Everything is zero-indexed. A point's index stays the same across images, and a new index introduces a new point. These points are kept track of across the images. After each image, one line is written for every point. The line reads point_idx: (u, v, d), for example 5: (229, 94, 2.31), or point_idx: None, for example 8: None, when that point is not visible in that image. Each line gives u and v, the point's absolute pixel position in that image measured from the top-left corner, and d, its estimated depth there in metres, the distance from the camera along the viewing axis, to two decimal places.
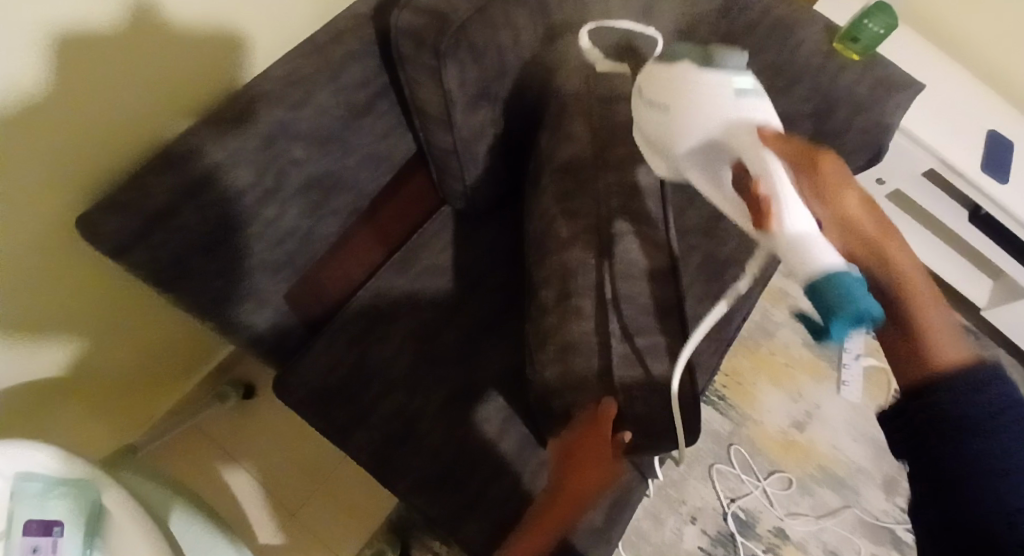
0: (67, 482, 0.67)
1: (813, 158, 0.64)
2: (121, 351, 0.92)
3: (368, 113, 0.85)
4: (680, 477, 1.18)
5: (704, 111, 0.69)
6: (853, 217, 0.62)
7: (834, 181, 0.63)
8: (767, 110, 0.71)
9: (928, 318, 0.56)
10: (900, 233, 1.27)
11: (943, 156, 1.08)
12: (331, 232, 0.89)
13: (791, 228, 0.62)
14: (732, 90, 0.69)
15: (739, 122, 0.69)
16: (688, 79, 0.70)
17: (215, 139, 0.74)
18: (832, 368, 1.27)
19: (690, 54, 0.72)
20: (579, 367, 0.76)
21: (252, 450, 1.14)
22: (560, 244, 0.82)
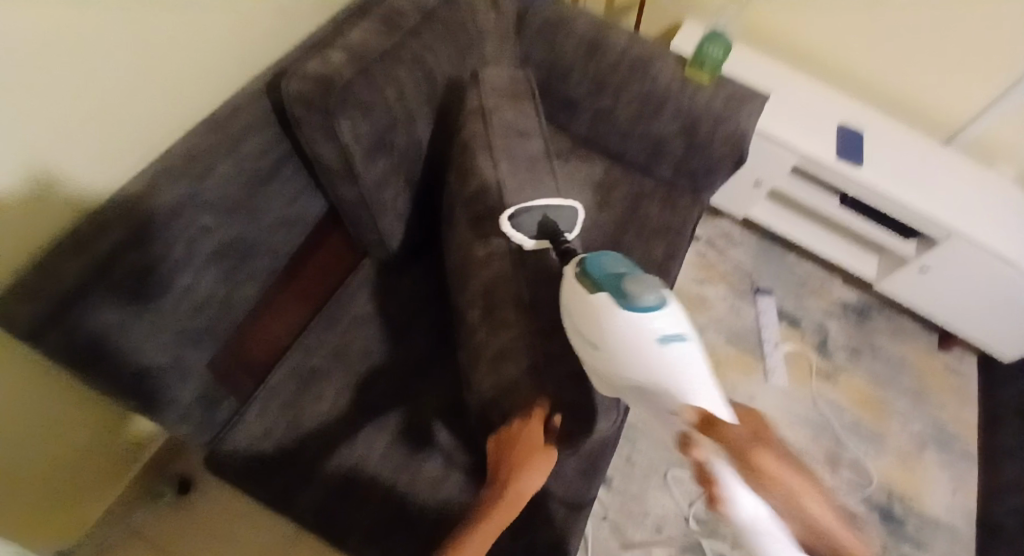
0: None
1: (752, 460, 0.57)
2: (51, 457, 0.89)
3: (273, 178, 0.91)
4: (639, 490, 1.20)
5: (626, 359, 0.68)
6: (823, 522, 0.52)
7: (779, 470, 0.55)
8: (692, 364, 0.68)
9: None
10: (786, 226, 1.38)
11: (802, 150, 1.22)
12: (250, 295, 0.93)
13: (743, 516, 0.56)
14: (654, 340, 0.68)
15: (661, 382, 0.67)
16: (608, 321, 0.69)
17: (119, 218, 0.77)
18: (758, 360, 1.33)
19: (609, 284, 0.71)
20: (509, 373, 0.81)
21: (197, 548, 1.10)
22: (479, 265, 0.88)
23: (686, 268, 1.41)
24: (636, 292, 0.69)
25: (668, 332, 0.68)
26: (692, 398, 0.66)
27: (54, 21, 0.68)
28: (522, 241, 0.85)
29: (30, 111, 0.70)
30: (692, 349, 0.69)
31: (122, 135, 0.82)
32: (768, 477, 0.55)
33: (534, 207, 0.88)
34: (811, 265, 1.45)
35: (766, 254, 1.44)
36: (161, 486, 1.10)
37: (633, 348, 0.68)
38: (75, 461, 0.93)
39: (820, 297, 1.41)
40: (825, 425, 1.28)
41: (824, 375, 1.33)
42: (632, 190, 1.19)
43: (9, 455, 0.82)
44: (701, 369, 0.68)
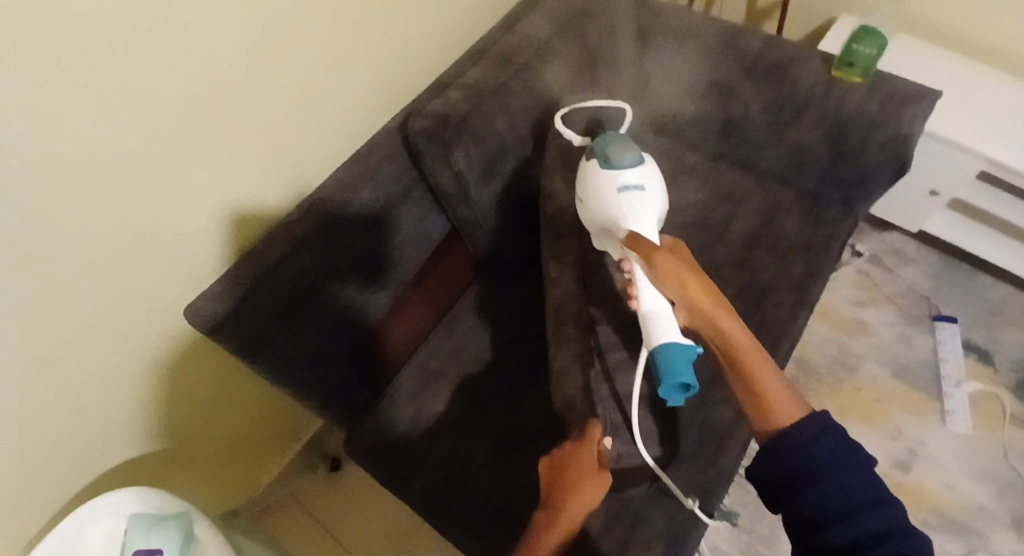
0: (166, 517, 0.83)
1: (651, 255, 0.76)
2: (231, 430, 1.10)
3: (405, 200, 1.02)
4: (769, 532, 1.12)
5: (595, 205, 0.82)
6: (693, 297, 0.74)
7: (671, 264, 0.75)
8: (645, 206, 0.80)
9: (766, 378, 0.69)
10: (972, 242, 1.19)
11: (988, 154, 1.04)
12: (384, 302, 1.04)
13: (645, 304, 0.77)
14: (616, 188, 0.81)
15: (616, 217, 0.81)
16: (588, 173, 0.83)
17: (283, 235, 0.93)
18: (933, 400, 1.15)
19: (598, 148, 0.83)
20: (569, 389, 0.85)
21: (343, 519, 1.25)
22: (551, 282, 0.91)
23: (843, 287, 1.28)
24: (615, 154, 0.81)
25: (631, 184, 0.81)
26: (635, 226, 0.80)
27: (230, 80, 0.82)
28: (571, 137, 0.91)
29: (214, 149, 0.84)
30: (651, 199, 0.82)
31: (286, 174, 0.98)
32: (661, 270, 0.75)
33: (583, 110, 0.99)
34: (1009, 289, 1.24)
35: (949, 274, 1.26)
36: (316, 460, 1.27)
37: (602, 197, 0.81)
38: (250, 428, 1.13)
39: (1020, 328, 1.20)
40: (1016, 482, 1.08)
41: (1021, 422, 1.12)
42: (767, 205, 1.11)
43: (196, 423, 1.03)
44: (652, 215, 0.81)
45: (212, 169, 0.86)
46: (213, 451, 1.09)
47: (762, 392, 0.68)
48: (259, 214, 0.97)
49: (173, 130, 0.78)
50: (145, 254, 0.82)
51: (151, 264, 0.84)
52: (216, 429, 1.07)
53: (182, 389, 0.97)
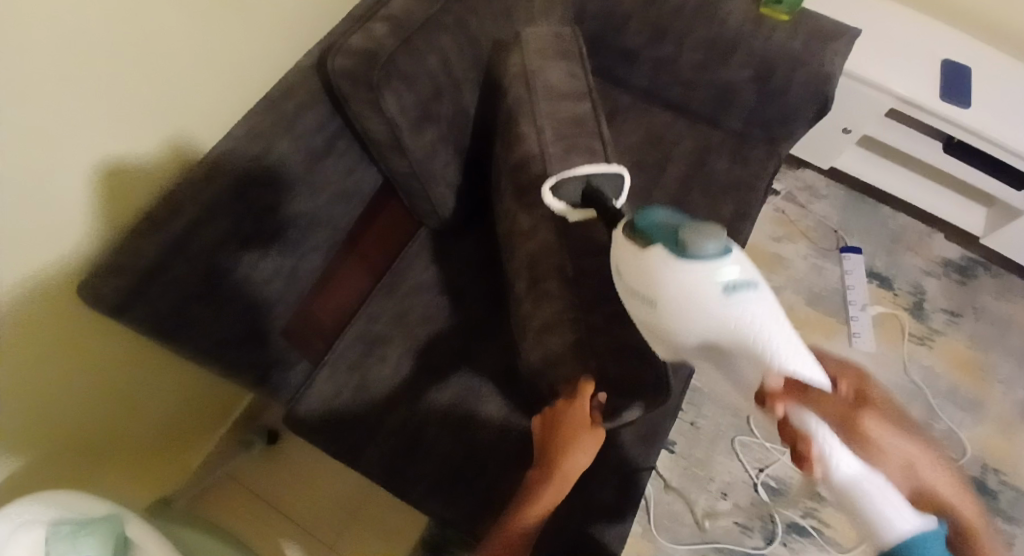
0: (94, 520, 0.73)
1: (854, 422, 0.62)
2: (142, 414, 1.00)
3: (329, 154, 0.93)
4: (704, 456, 1.16)
5: (698, 319, 0.64)
6: (925, 476, 0.62)
7: (882, 434, 0.62)
8: (764, 312, 0.65)
9: None
10: (877, 176, 1.27)
11: (898, 91, 1.10)
12: (315, 267, 0.97)
13: (840, 471, 0.60)
14: (721, 291, 0.63)
15: (735, 335, 0.64)
16: (672, 279, 0.64)
17: (188, 198, 0.82)
18: (842, 323, 1.24)
19: (665, 239, 0.65)
20: (556, 344, 0.81)
21: (284, 490, 1.20)
22: (523, 236, 0.86)
23: (761, 225, 1.34)
24: (698, 244, 0.63)
25: (733, 278, 0.64)
26: (769, 350, 0.64)
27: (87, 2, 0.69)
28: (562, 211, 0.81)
29: (82, 90, 0.71)
30: (762, 294, 0.65)
31: (190, 129, 0.87)
32: (874, 445, 0.61)
33: (575, 177, 0.83)
34: (908, 218, 1.34)
35: (856, 207, 1.35)
36: (252, 436, 1.20)
37: (704, 306, 0.64)
38: (166, 410, 1.04)
39: (918, 254, 1.30)
40: (915, 392, 1.19)
41: (917, 339, 1.23)
42: (697, 144, 1.12)
43: (103, 410, 0.93)
44: (767, 307, 0.65)
45: (98, 125, 0.75)
46: (122, 438, 0.99)
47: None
48: (157, 176, 0.85)
49: (46, 65, 0.67)
50: (11, 215, 0.69)
51: (34, 237, 0.73)
52: (127, 415, 0.97)
53: (84, 377, 0.87)
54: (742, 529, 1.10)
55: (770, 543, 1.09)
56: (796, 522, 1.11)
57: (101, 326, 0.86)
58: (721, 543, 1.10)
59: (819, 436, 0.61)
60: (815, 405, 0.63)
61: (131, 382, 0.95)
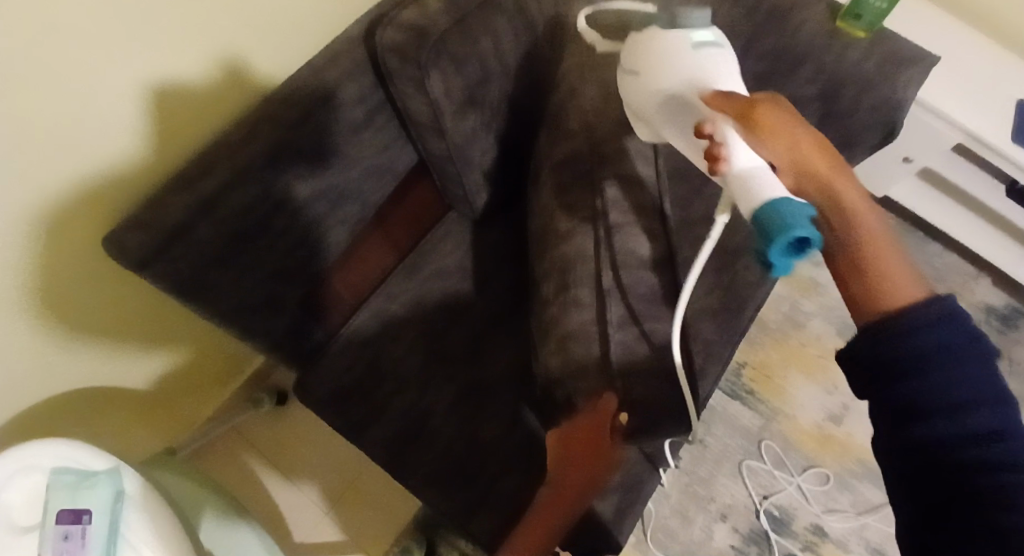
0: (97, 474, 0.71)
1: (753, 114, 0.62)
2: (150, 361, 1.00)
3: (367, 127, 0.90)
4: (707, 474, 1.13)
5: (671, 73, 0.70)
6: (813, 169, 0.60)
7: (786, 128, 0.62)
8: (725, 64, 0.71)
9: (888, 266, 0.54)
10: (931, 212, 1.21)
11: (969, 128, 1.04)
12: (340, 240, 0.96)
13: (738, 163, 0.61)
14: (689, 44, 0.71)
15: (695, 79, 0.70)
16: (653, 37, 0.72)
17: (221, 161, 0.79)
18: None
19: (658, 17, 0.74)
20: (582, 358, 0.77)
21: (287, 454, 1.21)
22: (559, 238, 0.83)
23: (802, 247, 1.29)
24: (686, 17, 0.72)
25: (702, 38, 0.72)
26: (718, 84, 0.70)
27: None
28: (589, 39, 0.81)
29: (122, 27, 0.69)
30: (727, 57, 0.72)
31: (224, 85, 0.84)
32: (766, 129, 0.61)
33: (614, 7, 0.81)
34: (955, 258, 1.28)
35: (903, 239, 1.29)
36: (260, 395, 1.19)
37: (677, 61, 0.70)
38: (175, 359, 1.04)
39: (959, 296, 1.25)
40: None
41: None
42: None
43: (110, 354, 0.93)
44: (728, 69, 0.71)
45: (133, 72, 0.72)
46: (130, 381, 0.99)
47: (874, 276, 0.53)
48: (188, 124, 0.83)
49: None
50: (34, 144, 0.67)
51: (53, 179, 0.71)
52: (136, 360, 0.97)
53: (89, 323, 0.87)
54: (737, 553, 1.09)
55: None
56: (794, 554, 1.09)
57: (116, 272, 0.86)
58: None
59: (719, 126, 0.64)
60: (719, 102, 0.66)
61: (141, 329, 0.95)
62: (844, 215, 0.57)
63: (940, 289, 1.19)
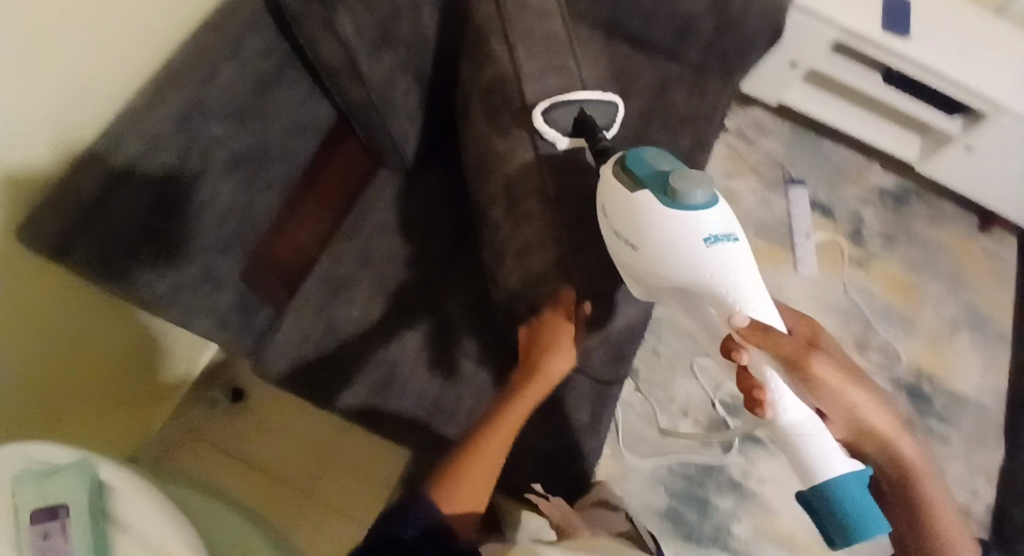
0: (61, 467, 0.63)
1: (807, 370, 0.65)
2: (95, 366, 0.94)
3: (279, 82, 0.89)
4: (664, 378, 1.22)
5: (684, 264, 0.70)
6: (870, 426, 0.68)
7: (838, 382, 0.66)
8: (741, 264, 0.70)
9: (931, 496, 0.71)
10: (822, 111, 1.30)
11: (842, 23, 1.12)
12: (271, 205, 0.93)
13: (786, 418, 0.67)
14: (701, 241, 0.70)
15: (711, 282, 0.70)
16: (659, 221, 0.70)
17: (133, 131, 0.77)
18: (787, 251, 1.31)
19: (654, 182, 0.72)
20: (535, 266, 0.80)
21: (258, 442, 1.18)
22: (499, 160, 0.84)
23: (715, 161, 1.37)
24: (683, 192, 0.70)
25: (715, 231, 0.70)
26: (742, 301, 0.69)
27: None
28: (555, 139, 0.82)
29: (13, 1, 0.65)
30: (738, 247, 0.71)
31: (124, 59, 0.81)
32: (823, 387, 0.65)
33: (568, 103, 0.83)
34: (848, 151, 1.39)
35: (801, 141, 1.39)
36: (216, 393, 1.18)
37: (688, 251, 0.70)
38: (116, 361, 0.97)
39: (856, 184, 1.37)
40: (852, 310, 1.27)
41: (855, 262, 1.31)
42: (655, 79, 1.11)
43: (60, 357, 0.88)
44: (746, 267, 0.71)
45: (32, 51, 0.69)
46: (72, 393, 0.92)
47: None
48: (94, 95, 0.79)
49: None
50: None
51: None
52: (76, 368, 0.91)
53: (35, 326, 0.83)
54: (701, 442, 1.17)
55: (727, 452, 1.16)
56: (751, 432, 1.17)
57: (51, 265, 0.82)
58: (682, 455, 1.16)
59: (768, 377, 0.67)
60: (760, 342, 0.66)
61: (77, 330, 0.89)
62: (901, 471, 0.70)
63: (821, 186, 1.36)
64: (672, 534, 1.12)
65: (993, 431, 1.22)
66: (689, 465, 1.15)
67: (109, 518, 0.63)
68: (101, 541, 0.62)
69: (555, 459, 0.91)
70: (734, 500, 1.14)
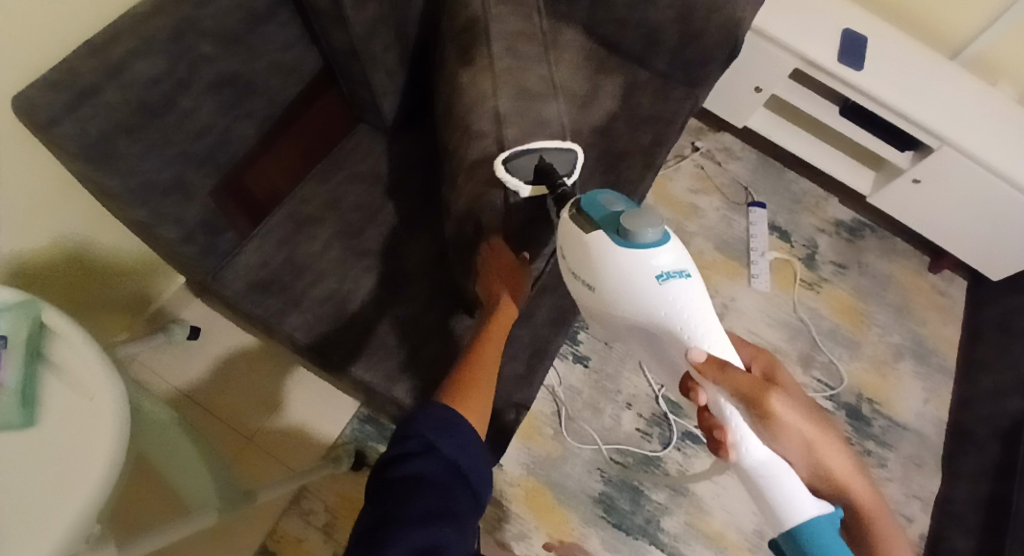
0: (9, 306, 0.67)
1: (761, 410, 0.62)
2: (66, 262, 0.98)
3: (270, 20, 0.94)
4: (613, 371, 1.20)
5: (638, 303, 0.67)
6: (824, 464, 0.66)
7: (794, 422, 0.63)
8: (694, 297, 0.67)
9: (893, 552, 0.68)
10: (784, 136, 1.39)
11: (804, 52, 1.21)
12: (248, 135, 0.97)
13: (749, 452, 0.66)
14: (653, 279, 0.66)
15: (664, 320, 0.68)
16: (610, 262, 0.67)
17: (129, 32, 0.81)
18: (743, 267, 1.35)
19: (607, 224, 0.67)
20: (482, 176, 0.85)
21: (213, 387, 1.20)
22: (462, 89, 0.90)
23: (680, 177, 1.45)
24: (636, 230, 0.66)
25: (667, 267, 0.67)
26: (695, 336, 0.67)
27: None
28: (518, 187, 0.81)
29: None
30: (693, 283, 0.68)
31: None
32: (779, 426, 0.63)
33: (530, 150, 0.82)
34: (809, 182, 1.46)
35: (765, 169, 1.46)
36: (176, 328, 1.17)
37: (641, 291, 0.67)
38: (84, 260, 1.01)
39: (814, 214, 1.43)
40: (801, 328, 1.31)
41: (808, 285, 1.35)
42: (623, 82, 1.17)
43: (35, 266, 0.93)
44: (700, 303, 0.67)
45: None
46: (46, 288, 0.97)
47: None
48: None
49: None
50: None
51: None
52: (55, 262, 0.96)
53: (24, 236, 0.90)
54: (641, 435, 1.16)
55: (665, 447, 1.15)
56: (692, 431, 1.16)
57: (39, 172, 0.87)
58: (622, 446, 1.15)
59: (725, 410, 0.66)
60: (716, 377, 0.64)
61: (59, 224, 0.94)
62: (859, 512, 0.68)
63: (780, 211, 1.42)
64: (602, 520, 1.11)
65: (930, 458, 1.24)
66: (627, 456, 1.15)
67: (43, 358, 0.66)
68: (31, 375, 0.65)
69: None
70: (668, 494, 1.13)
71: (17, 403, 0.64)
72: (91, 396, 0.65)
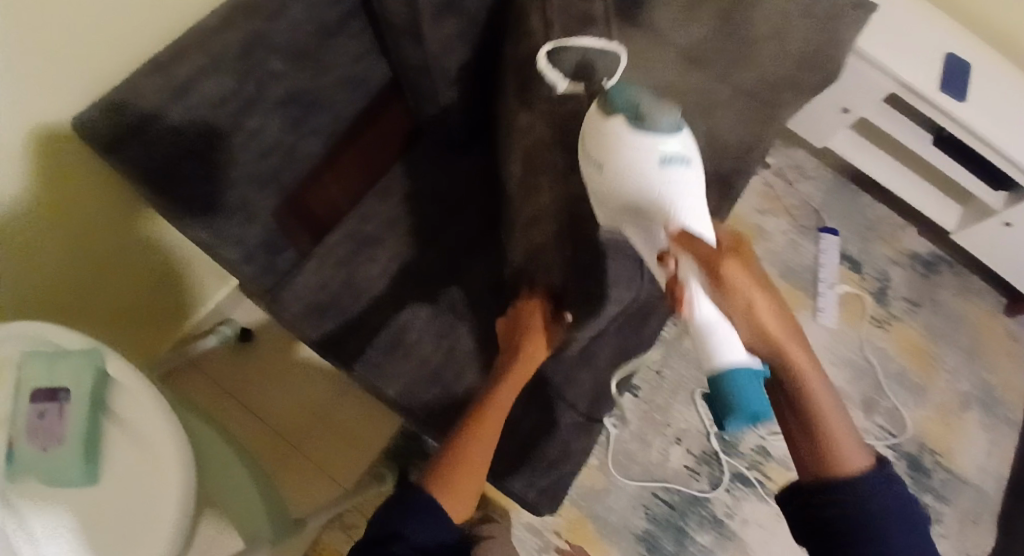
0: (71, 352, 0.66)
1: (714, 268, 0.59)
2: (122, 270, 0.98)
3: (340, 32, 0.88)
4: (665, 402, 1.17)
5: (636, 185, 0.65)
6: (768, 332, 0.59)
7: (743, 284, 0.59)
8: (689, 185, 0.66)
9: (832, 424, 0.62)
10: (864, 161, 1.31)
11: (903, 78, 1.12)
12: (312, 151, 0.93)
13: (700, 315, 0.61)
14: (655, 161, 0.64)
15: (657, 200, 0.66)
16: (617, 147, 0.65)
17: (197, 50, 0.77)
18: (808, 298, 1.30)
19: (625, 105, 0.65)
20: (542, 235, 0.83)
21: (262, 392, 1.21)
22: (519, 131, 0.84)
23: (748, 196, 1.38)
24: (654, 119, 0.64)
25: (670, 150, 0.65)
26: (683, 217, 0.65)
27: None
28: (554, 81, 0.75)
29: None
30: (692, 172, 0.67)
31: None
32: (727, 290, 0.59)
33: (574, 47, 0.77)
34: (885, 209, 1.38)
35: (839, 192, 1.38)
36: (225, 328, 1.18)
37: (639, 172, 0.65)
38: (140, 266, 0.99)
39: (889, 244, 1.35)
40: (865, 369, 1.25)
41: (876, 322, 1.29)
42: None
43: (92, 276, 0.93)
44: (698, 195, 0.66)
45: None
46: (100, 294, 0.97)
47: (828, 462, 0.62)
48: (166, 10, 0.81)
49: None
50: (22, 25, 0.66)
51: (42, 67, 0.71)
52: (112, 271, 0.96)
53: (82, 251, 0.89)
54: (690, 473, 1.13)
55: (714, 488, 1.12)
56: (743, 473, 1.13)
57: (99, 192, 0.86)
58: (669, 483, 1.13)
59: (687, 277, 0.62)
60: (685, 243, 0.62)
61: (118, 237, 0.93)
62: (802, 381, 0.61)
63: (853, 240, 1.35)
64: None
65: (988, 515, 1.19)
66: (674, 494, 1.12)
67: (108, 411, 0.65)
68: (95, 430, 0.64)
69: (540, 451, 0.89)
70: (714, 537, 1.11)
71: (81, 459, 0.63)
72: (154, 455, 0.64)
